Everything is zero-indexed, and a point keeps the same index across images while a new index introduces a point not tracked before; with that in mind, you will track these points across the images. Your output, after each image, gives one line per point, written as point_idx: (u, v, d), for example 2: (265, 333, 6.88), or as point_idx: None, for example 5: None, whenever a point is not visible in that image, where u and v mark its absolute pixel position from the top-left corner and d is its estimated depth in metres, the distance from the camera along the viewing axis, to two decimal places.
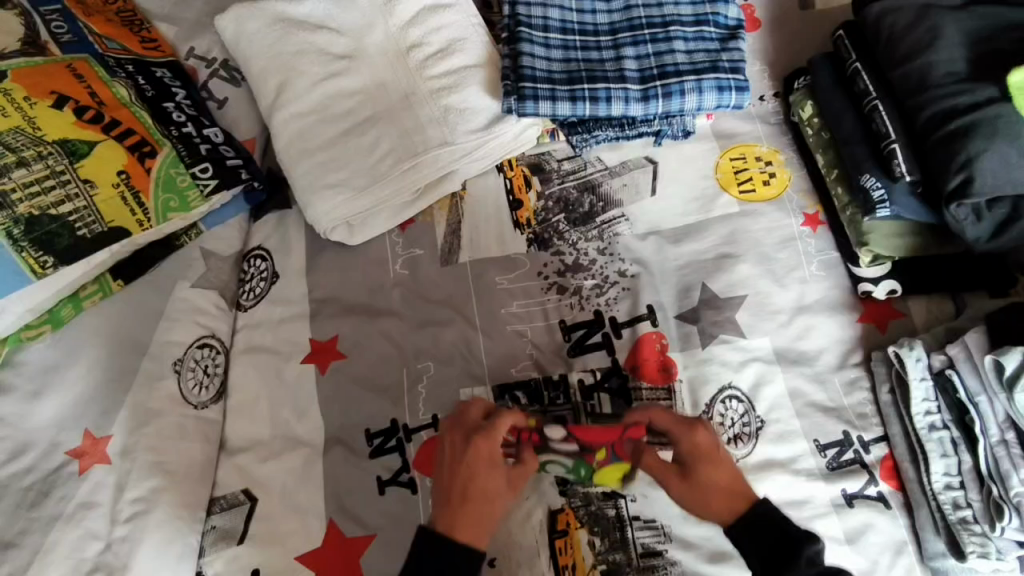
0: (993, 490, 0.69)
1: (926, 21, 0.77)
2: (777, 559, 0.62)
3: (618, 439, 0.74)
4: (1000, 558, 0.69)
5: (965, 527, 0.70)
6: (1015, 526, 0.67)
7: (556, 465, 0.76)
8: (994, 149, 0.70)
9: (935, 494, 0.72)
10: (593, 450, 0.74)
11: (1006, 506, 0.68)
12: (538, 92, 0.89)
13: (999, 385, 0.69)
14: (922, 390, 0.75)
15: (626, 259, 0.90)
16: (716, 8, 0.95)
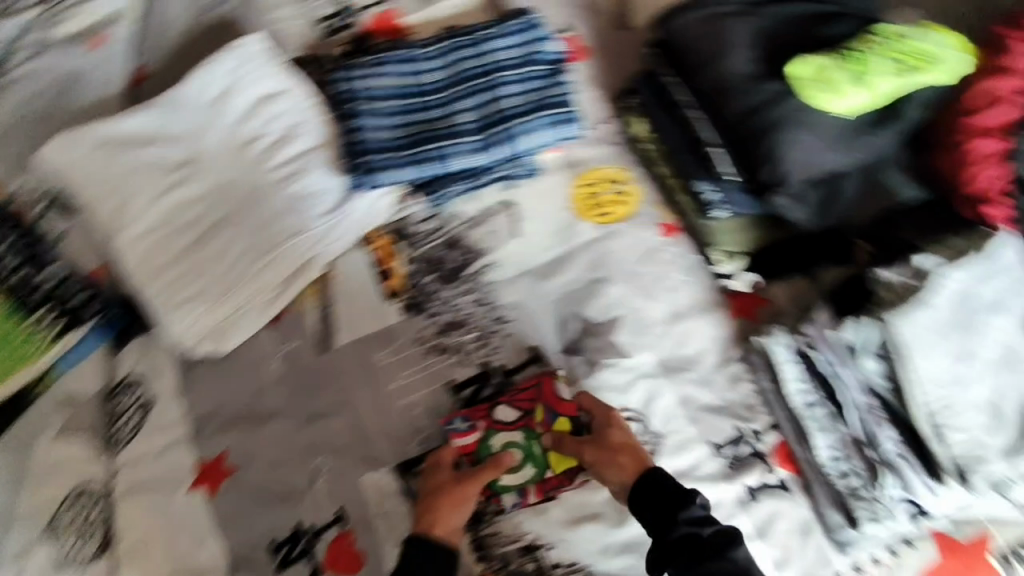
0: (869, 454, 0.74)
1: (717, 31, 0.81)
2: (666, 517, 0.73)
3: (551, 398, 0.82)
4: (890, 518, 0.73)
5: (856, 496, 0.74)
6: (895, 486, 0.73)
7: (510, 443, 0.81)
8: (797, 141, 0.75)
9: (824, 468, 0.76)
10: (532, 411, 0.82)
11: (882, 467, 0.73)
12: (379, 164, 0.92)
13: (850, 355, 0.77)
14: (795, 372, 0.78)
15: (502, 306, 0.91)
16: (537, 47, 1.00)
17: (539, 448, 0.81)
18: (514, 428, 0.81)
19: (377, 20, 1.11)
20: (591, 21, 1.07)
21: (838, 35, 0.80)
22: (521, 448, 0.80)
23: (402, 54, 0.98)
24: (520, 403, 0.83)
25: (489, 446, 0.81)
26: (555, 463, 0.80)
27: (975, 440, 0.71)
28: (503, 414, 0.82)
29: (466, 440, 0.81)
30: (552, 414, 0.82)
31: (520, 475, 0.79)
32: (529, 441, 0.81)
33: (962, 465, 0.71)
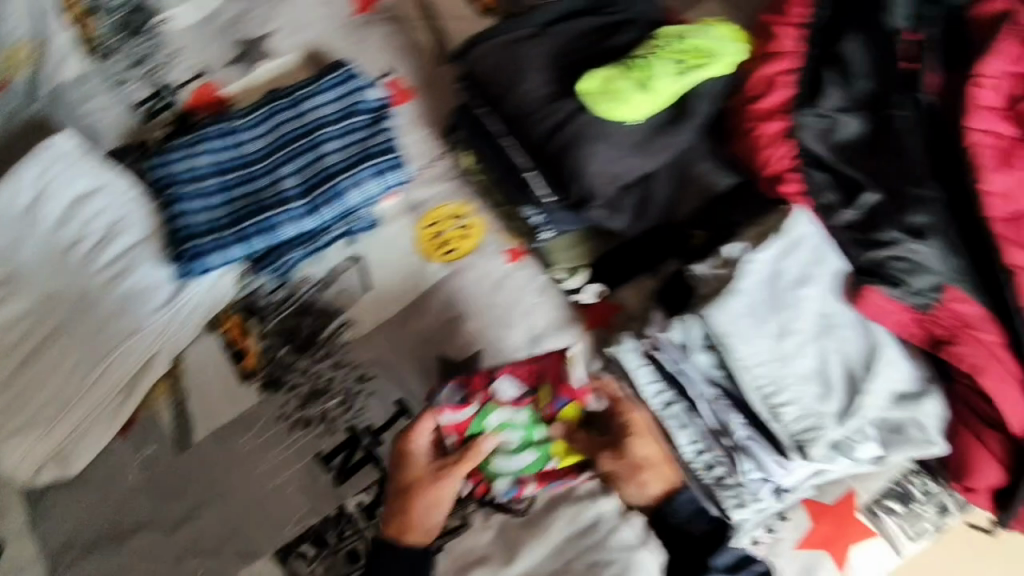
0: (726, 442, 0.74)
1: (510, 59, 0.81)
2: (694, 553, 0.74)
3: (557, 378, 0.78)
4: (758, 499, 0.73)
5: (721, 484, 0.74)
6: (752, 467, 0.73)
7: (502, 424, 0.77)
8: (595, 152, 0.73)
9: (689, 464, 0.74)
10: (536, 393, 0.77)
11: (739, 453, 0.73)
12: (203, 247, 0.89)
13: (699, 346, 0.77)
14: (645, 374, 0.77)
15: (361, 364, 0.90)
16: (356, 98, 0.99)
17: (537, 433, 0.77)
18: (518, 407, 0.77)
19: (196, 95, 1.10)
20: (410, 61, 1.07)
21: (622, 45, 0.81)
22: (516, 430, 0.77)
23: (220, 127, 0.97)
24: (523, 380, 0.78)
25: (484, 424, 0.77)
26: (560, 454, 0.77)
27: (808, 411, 0.69)
28: (503, 390, 0.77)
29: (461, 416, 0.77)
30: (558, 399, 0.77)
31: (511, 463, 0.77)
32: (525, 423, 0.77)
33: (800, 442, 0.69)
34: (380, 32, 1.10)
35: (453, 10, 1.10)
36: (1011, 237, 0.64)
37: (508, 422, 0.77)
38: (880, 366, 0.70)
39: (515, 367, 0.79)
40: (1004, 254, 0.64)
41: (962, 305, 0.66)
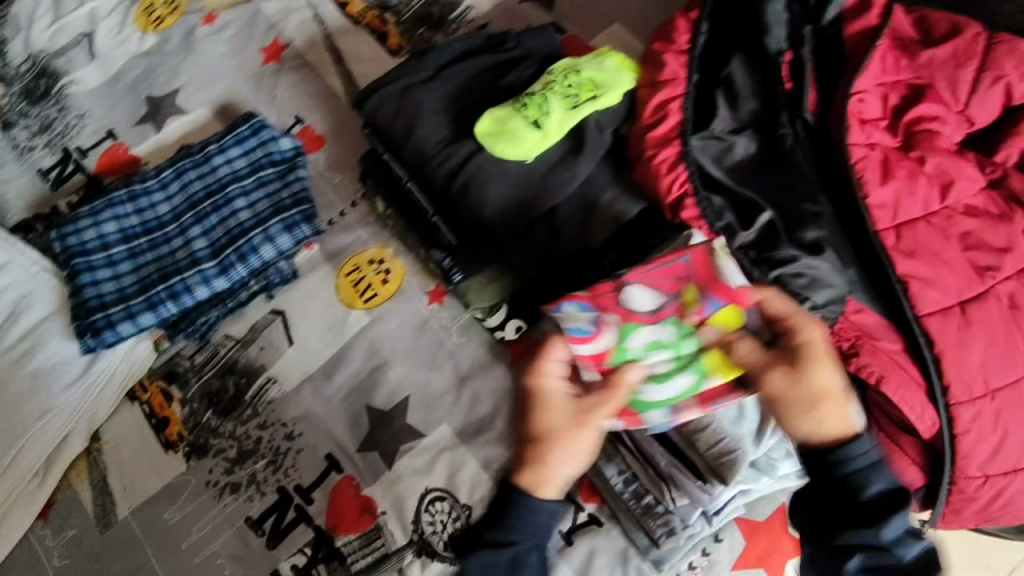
0: (649, 472, 0.75)
1: (406, 105, 0.80)
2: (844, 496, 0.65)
3: (708, 278, 0.64)
4: (688, 525, 0.73)
5: (650, 513, 0.74)
6: (677, 495, 0.73)
7: (651, 344, 0.63)
8: (490, 193, 0.75)
9: (619, 495, 0.75)
10: (680, 300, 0.64)
11: (664, 483, 0.74)
12: (112, 317, 0.88)
13: None
14: None
15: (288, 421, 0.88)
16: (267, 149, 0.97)
17: (688, 347, 0.63)
18: (658, 321, 0.64)
19: (105, 158, 1.07)
20: (322, 108, 1.06)
21: (521, 81, 0.81)
22: (665, 347, 0.63)
23: (130, 190, 0.96)
24: (662, 287, 0.64)
25: (624, 350, 0.64)
26: (723, 371, 0.63)
27: (721, 432, 0.72)
28: (637, 300, 0.64)
29: (595, 342, 0.64)
30: (711, 304, 0.63)
31: (666, 391, 0.64)
32: (676, 335, 0.63)
33: (719, 466, 0.71)
34: (288, 80, 1.09)
35: (357, 52, 1.09)
36: (896, 247, 0.66)
37: (654, 342, 0.64)
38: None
39: (646, 272, 0.65)
40: (893, 265, 0.66)
41: (859, 316, 0.67)
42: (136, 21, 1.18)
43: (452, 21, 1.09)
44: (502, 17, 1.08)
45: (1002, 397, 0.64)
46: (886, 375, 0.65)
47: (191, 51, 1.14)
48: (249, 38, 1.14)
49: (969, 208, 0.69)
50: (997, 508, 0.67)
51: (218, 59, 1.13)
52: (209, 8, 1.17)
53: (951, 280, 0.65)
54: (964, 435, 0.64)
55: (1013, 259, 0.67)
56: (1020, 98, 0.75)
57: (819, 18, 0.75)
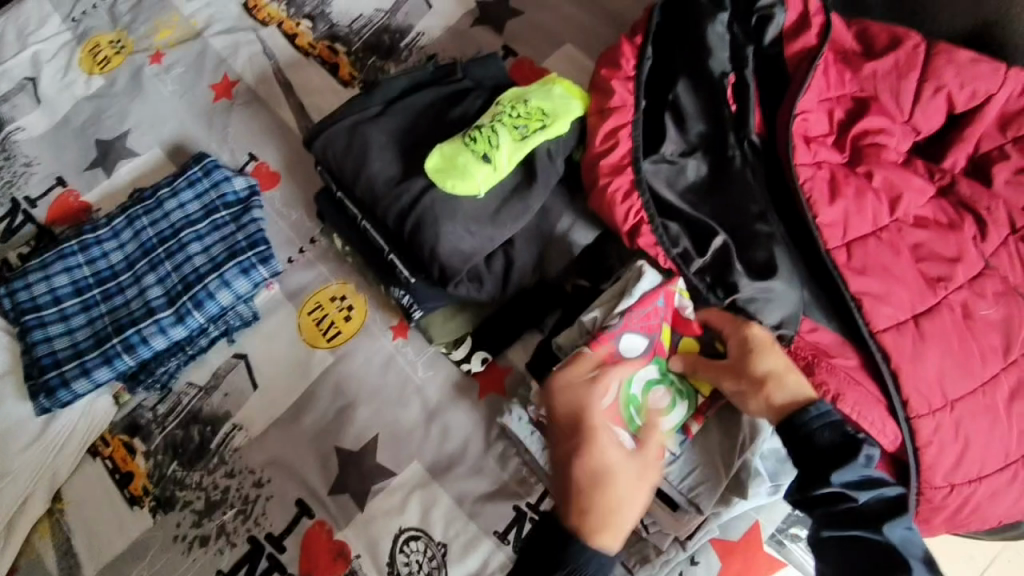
0: None
1: (355, 142, 0.79)
2: (826, 466, 0.62)
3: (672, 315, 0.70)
4: (663, 551, 0.71)
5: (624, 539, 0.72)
6: (649, 518, 0.72)
7: (647, 385, 0.69)
8: (443, 233, 0.72)
9: None
10: (658, 338, 0.69)
11: None
12: (66, 375, 0.86)
13: None
14: (536, 441, 0.80)
15: (256, 467, 0.86)
16: (220, 190, 0.95)
17: (677, 379, 0.70)
18: (648, 361, 0.69)
19: (55, 207, 1.05)
20: (275, 143, 1.04)
21: (469, 113, 0.80)
22: (660, 385, 0.69)
23: (80, 240, 0.94)
24: (645, 329, 0.68)
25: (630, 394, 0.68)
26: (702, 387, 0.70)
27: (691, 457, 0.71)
28: (629, 346, 0.68)
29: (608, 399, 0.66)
30: (675, 334, 0.71)
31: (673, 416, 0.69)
32: (662, 371, 0.70)
33: (693, 496, 0.70)
34: (240, 116, 1.07)
35: (308, 84, 1.08)
36: (848, 265, 0.67)
37: (648, 380, 0.69)
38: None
39: (633, 318, 0.68)
40: (846, 283, 0.66)
41: (814, 335, 0.68)
42: (81, 63, 1.16)
43: (403, 49, 1.09)
44: (452, 42, 1.08)
45: (961, 407, 0.64)
46: (843, 392, 0.64)
47: (139, 91, 1.12)
48: (197, 75, 1.12)
49: (917, 219, 0.70)
50: (966, 514, 0.66)
51: (168, 98, 1.11)
52: (156, 46, 1.15)
53: (903, 295, 0.66)
54: (927, 447, 0.63)
55: (962, 268, 0.68)
56: (963, 106, 0.75)
57: (760, 38, 0.76)
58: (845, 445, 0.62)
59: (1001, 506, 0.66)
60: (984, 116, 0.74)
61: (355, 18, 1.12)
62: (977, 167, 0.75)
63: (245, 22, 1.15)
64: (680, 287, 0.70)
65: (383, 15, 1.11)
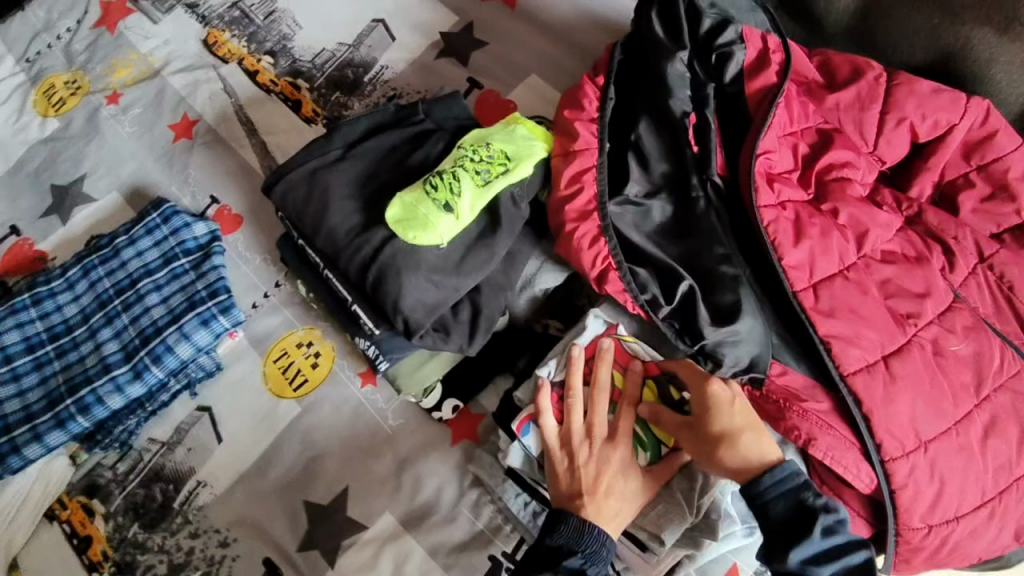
0: None
1: (313, 191, 0.77)
2: (787, 538, 0.59)
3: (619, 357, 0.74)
4: None
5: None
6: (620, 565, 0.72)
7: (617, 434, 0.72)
8: (405, 284, 0.69)
9: None
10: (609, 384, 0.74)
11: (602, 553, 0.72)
12: (19, 439, 0.83)
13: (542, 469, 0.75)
14: (512, 488, 0.79)
15: (221, 526, 0.83)
16: (179, 237, 0.93)
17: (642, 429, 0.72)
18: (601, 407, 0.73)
19: (9, 256, 1.01)
20: (237, 185, 1.02)
21: (431, 157, 0.79)
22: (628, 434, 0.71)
23: (33, 293, 0.91)
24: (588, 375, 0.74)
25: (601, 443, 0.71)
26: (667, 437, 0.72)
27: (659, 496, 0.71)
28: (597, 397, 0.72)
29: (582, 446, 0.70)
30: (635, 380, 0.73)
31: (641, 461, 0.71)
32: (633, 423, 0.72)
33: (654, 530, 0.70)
34: (200, 157, 1.05)
35: (270, 122, 1.06)
36: (815, 307, 0.66)
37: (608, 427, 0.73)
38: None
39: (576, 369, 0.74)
40: (814, 325, 0.65)
41: (785, 379, 0.66)
42: (35, 105, 1.13)
43: (367, 83, 1.07)
44: (417, 76, 1.06)
45: (936, 448, 0.62)
46: (815, 437, 0.63)
47: (95, 133, 1.09)
48: (156, 115, 1.09)
49: (885, 255, 0.69)
50: (947, 554, 0.64)
51: (126, 140, 1.08)
52: (113, 86, 1.13)
53: (874, 337, 0.64)
54: (903, 490, 0.62)
55: (932, 303, 0.66)
56: (926, 136, 0.74)
57: (721, 76, 0.75)
58: (805, 516, 0.59)
59: (982, 545, 0.64)
60: (949, 145, 0.73)
61: (317, 53, 1.10)
62: (943, 196, 0.74)
63: (204, 59, 1.12)
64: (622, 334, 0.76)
65: (345, 49, 1.09)
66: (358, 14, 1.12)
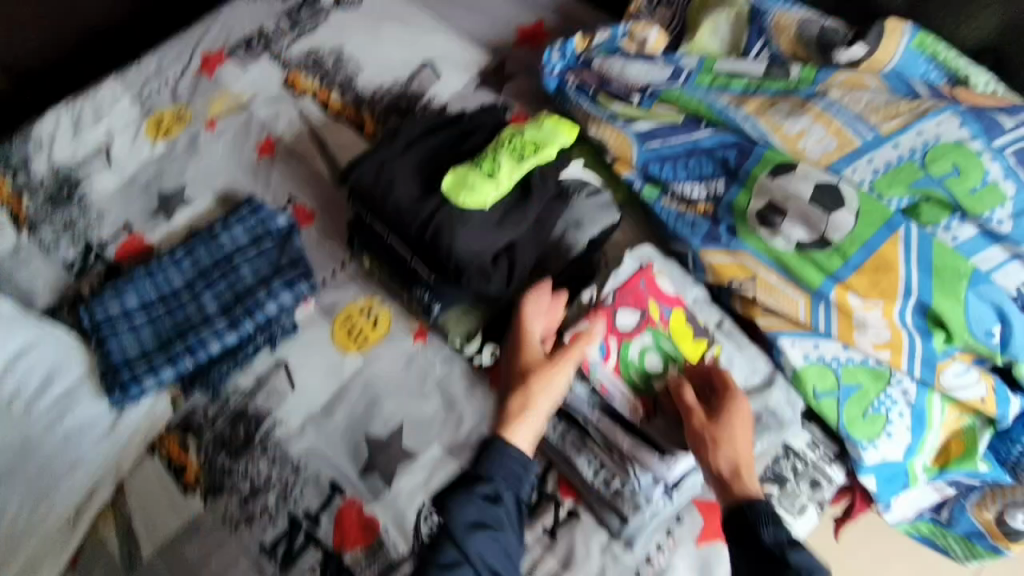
0: (617, 455, 0.84)
1: (383, 172, 0.96)
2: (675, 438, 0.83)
3: (658, 291, 0.89)
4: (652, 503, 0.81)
5: (619, 495, 0.82)
6: (639, 472, 0.82)
7: (642, 349, 0.87)
8: (458, 235, 0.88)
9: (592, 482, 0.83)
10: (647, 310, 0.88)
11: (627, 462, 0.83)
12: (135, 375, 1.00)
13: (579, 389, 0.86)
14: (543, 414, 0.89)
15: (296, 456, 0.98)
16: (267, 224, 1.13)
17: (666, 345, 0.87)
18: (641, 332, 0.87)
19: (122, 246, 1.23)
20: (312, 189, 1.23)
21: (477, 145, 1.00)
22: (653, 350, 0.87)
23: (148, 268, 1.11)
24: (634, 305, 0.88)
25: (625, 356, 0.87)
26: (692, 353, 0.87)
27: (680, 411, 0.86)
28: (623, 319, 0.88)
29: (608, 358, 0.87)
30: (664, 308, 0.88)
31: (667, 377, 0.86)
32: (655, 339, 0.87)
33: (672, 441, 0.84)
34: (282, 168, 1.27)
35: (339, 140, 1.29)
36: None
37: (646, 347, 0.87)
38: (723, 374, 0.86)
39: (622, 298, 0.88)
40: None
41: None
42: (146, 132, 1.37)
43: (419, 109, 1.30)
44: (460, 103, 1.29)
45: None
46: None
47: (195, 152, 1.33)
48: (245, 137, 1.33)
49: None
50: None
51: (221, 156, 1.31)
52: (210, 116, 1.37)
53: None
54: None
55: None
56: None
57: None
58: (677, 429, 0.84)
59: None
60: None
61: (378, 87, 1.34)
62: None
63: (286, 95, 1.37)
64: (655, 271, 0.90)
65: (401, 84, 1.33)
66: (411, 57, 1.36)
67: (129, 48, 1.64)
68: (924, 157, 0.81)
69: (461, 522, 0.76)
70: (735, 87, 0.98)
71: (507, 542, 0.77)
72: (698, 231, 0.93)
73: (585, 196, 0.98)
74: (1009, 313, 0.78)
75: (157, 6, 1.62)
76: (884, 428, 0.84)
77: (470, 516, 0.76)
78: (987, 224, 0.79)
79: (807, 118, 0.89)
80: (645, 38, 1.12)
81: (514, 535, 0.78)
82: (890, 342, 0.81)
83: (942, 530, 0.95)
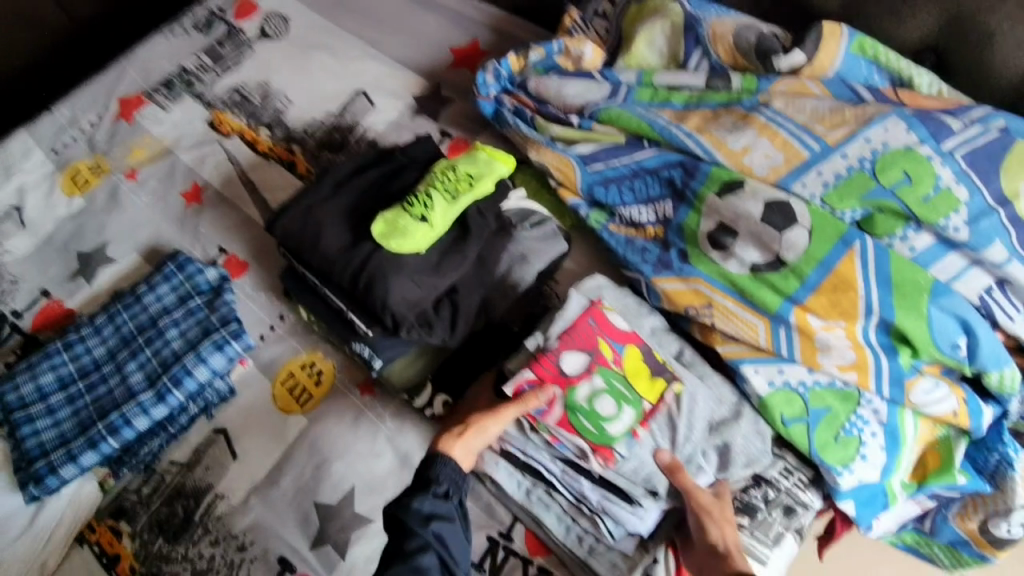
0: (586, 508, 0.79)
1: (309, 221, 0.89)
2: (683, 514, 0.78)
3: (609, 330, 0.83)
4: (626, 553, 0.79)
5: (596, 552, 0.79)
6: (612, 526, 0.78)
7: (593, 393, 0.80)
8: (392, 287, 0.82)
9: (565, 542, 0.80)
10: (596, 350, 0.82)
11: (598, 517, 0.78)
12: (53, 464, 0.92)
13: (539, 443, 0.81)
14: (504, 470, 0.82)
15: (240, 532, 0.90)
16: (193, 280, 1.05)
17: (621, 386, 0.81)
18: (590, 375, 0.81)
19: (41, 315, 1.14)
20: (243, 236, 1.16)
21: (408, 183, 0.93)
22: (606, 393, 0.81)
23: (65, 341, 1.02)
24: (583, 347, 0.82)
25: (575, 403, 0.80)
26: (650, 393, 0.81)
27: (638, 458, 0.80)
28: (570, 363, 0.81)
29: (554, 408, 0.80)
30: (617, 346, 0.83)
31: (621, 421, 0.80)
32: (607, 380, 0.81)
33: (647, 486, 0.79)
34: (209, 216, 1.19)
35: (270, 182, 1.21)
36: None
37: (598, 390, 0.81)
38: (685, 412, 0.81)
39: (570, 340, 0.82)
40: None
41: None
42: (62, 187, 1.27)
43: (352, 142, 1.23)
44: (395, 133, 1.23)
45: None
46: None
47: (116, 205, 1.24)
48: (169, 185, 1.24)
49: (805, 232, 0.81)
50: None
51: (144, 208, 1.23)
52: (130, 165, 1.28)
53: None
54: None
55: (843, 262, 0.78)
56: None
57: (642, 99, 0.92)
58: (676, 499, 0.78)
59: None
60: None
61: (308, 122, 1.26)
62: None
63: (210, 136, 1.29)
64: (606, 307, 0.85)
65: (332, 117, 1.26)
66: (341, 87, 1.29)
67: (40, 97, 1.55)
68: (874, 166, 0.78)
69: (415, 515, 0.71)
70: (675, 101, 0.94)
71: (460, 533, 0.72)
72: (649, 257, 0.89)
73: (529, 226, 0.92)
74: (974, 324, 0.75)
75: (69, 51, 1.53)
76: (858, 451, 0.79)
77: (422, 507, 0.71)
78: (943, 232, 0.75)
79: (750, 132, 0.85)
80: (581, 55, 1.06)
81: (464, 526, 0.73)
82: (855, 363, 0.78)
83: (926, 539, 0.88)
